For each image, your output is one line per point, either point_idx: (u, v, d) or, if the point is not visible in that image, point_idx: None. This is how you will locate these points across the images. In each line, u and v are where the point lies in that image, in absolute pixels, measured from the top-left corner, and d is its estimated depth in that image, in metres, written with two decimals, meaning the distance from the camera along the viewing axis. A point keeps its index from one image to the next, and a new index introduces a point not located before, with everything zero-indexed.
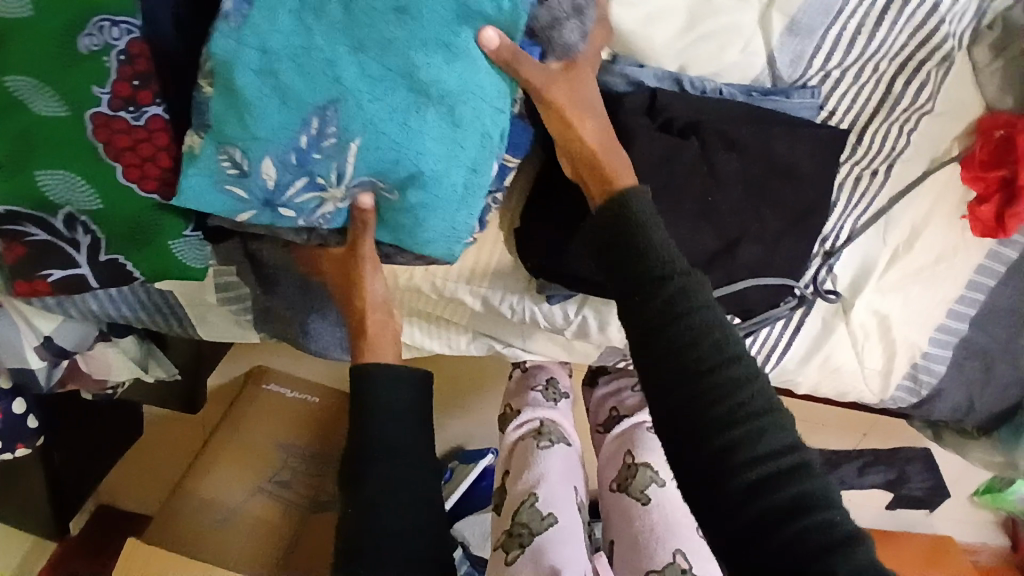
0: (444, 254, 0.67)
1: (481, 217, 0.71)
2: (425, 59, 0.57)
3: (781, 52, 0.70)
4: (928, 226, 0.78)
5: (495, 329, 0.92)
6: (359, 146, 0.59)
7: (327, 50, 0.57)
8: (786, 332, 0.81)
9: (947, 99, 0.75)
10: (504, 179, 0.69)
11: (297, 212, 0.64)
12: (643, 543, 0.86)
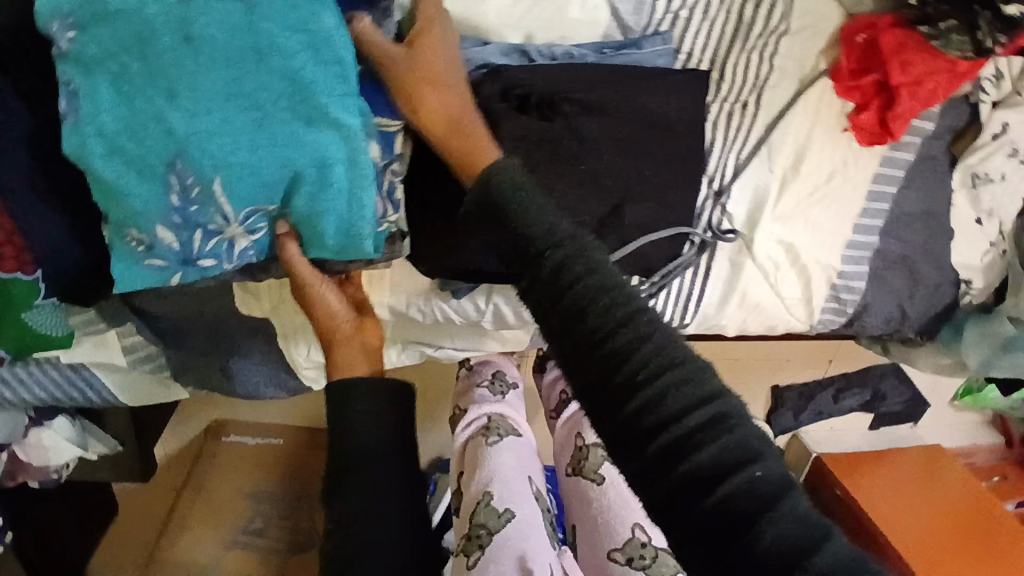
0: (372, 249, 0.61)
1: (392, 197, 0.63)
2: (245, 73, 0.53)
3: (621, 1, 0.69)
4: (813, 146, 0.77)
5: (421, 335, 0.90)
6: (223, 181, 0.55)
7: (149, 106, 0.52)
8: (697, 282, 0.81)
9: (802, 16, 0.74)
10: (393, 147, 0.62)
11: (219, 260, 0.59)
12: (606, 524, 0.84)
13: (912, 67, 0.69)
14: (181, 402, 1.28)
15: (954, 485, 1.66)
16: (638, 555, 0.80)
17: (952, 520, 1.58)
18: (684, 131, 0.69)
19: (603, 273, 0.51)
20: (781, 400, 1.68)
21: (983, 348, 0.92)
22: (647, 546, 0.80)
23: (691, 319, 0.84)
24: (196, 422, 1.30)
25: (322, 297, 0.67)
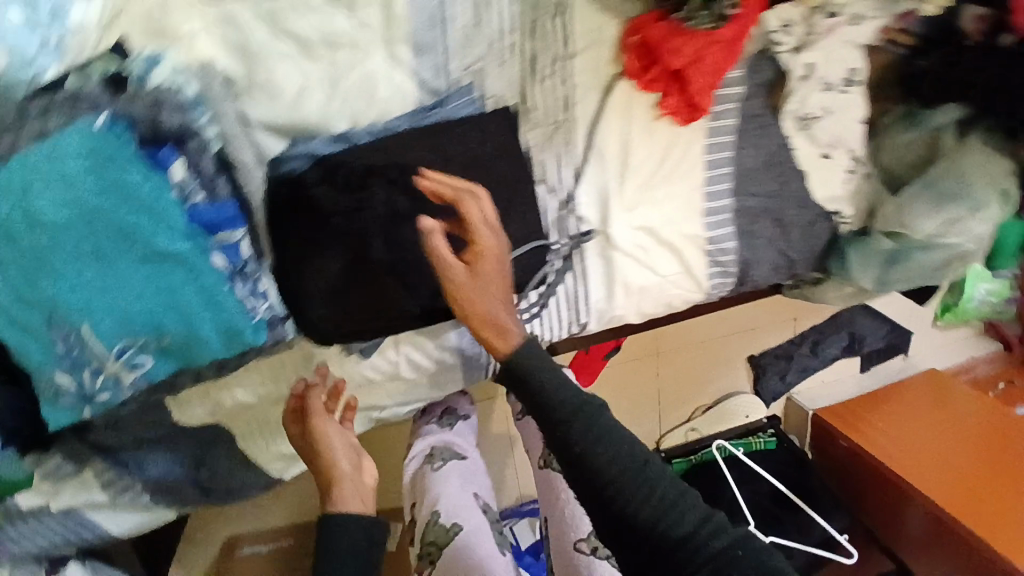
0: (251, 338, 0.70)
1: (256, 292, 0.70)
2: (80, 236, 0.60)
3: (420, 70, 0.75)
4: (633, 140, 0.85)
5: None
6: (93, 328, 0.64)
7: (13, 283, 0.61)
8: (579, 283, 0.91)
9: (584, 32, 0.79)
10: (240, 253, 0.68)
11: (117, 387, 0.69)
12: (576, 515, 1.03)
13: (679, 50, 0.75)
14: (190, 520, 1.34)
15: (962, 412, 1.64)
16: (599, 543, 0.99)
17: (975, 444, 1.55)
18: (496, 163, 0.79)
19: (606, 428, 0.67)
20: (761, 367, 1.73)
21: (872, 267, 0.94)
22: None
23: (585, 316, 0.93)
24: (209, 543, 1.35)
25: (323, 438, 0.78)
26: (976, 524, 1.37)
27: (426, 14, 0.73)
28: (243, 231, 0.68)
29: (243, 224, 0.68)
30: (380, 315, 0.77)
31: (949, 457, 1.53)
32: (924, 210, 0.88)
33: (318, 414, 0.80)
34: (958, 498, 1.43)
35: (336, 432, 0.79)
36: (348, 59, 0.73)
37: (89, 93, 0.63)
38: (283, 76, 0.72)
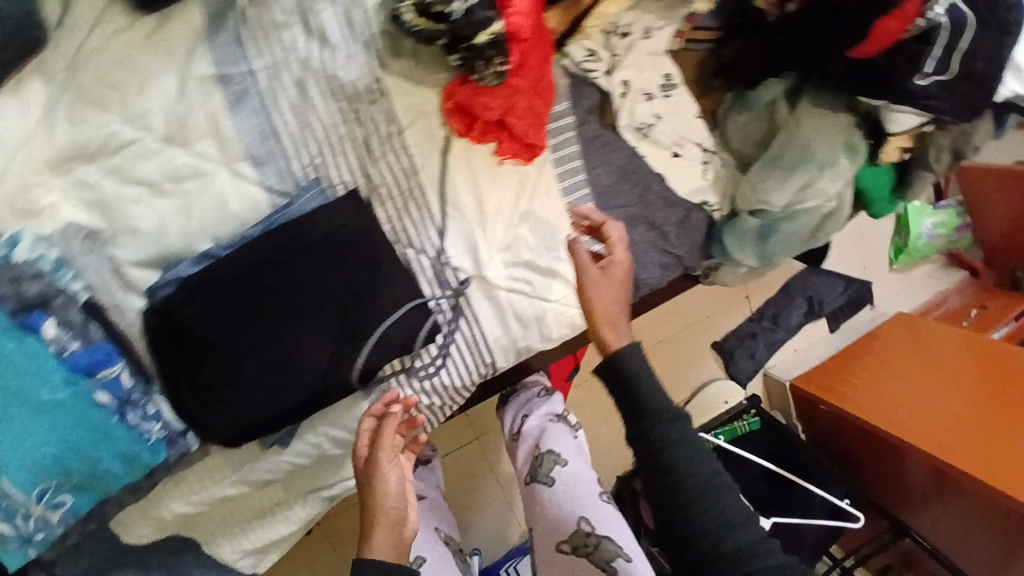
0: (150, 459, 0.77)
1: (149, 414, 0.78)
2: None
3: (264, 178, 0.82)
4: (485, 188, 0.90)
5: (309, 483, 1.04)
6: (9, 479, 0.69)
7: None
8: (475, 326, 0.95)
9: (405, 109, 0.85)
10: (124, 383, 0.76)
11: (47, 527, 0.74)
12: (557, 521, 1.20)
13: (490, 105, 0.80)
14: None
15: (941, 345, 1.59)
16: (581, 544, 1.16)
17: (956, 371, 1.52)
18: (358, 242, 0.84)
19: (688, 439, 0.78)
20: (728, 351, 1.75)
21: (747, 246, 0.97)
22: (587, 536, 1.16)
23: (490, 355, 0.97)
24: None
25: (381, 475, 0.81)
26: (962, 459, 1.32)
27: (255, 129, 0.80)
28: (122, 363, 0.76)
29: (121, 359, 0.76)
30: (278, 407, 0.82)
31: (930, 397, 1.49)
32: (776, 184, 0.90)
33: (384, 449, 0.82)
34: (943, 436, 1.39)
35: (395, 469, 0.82)
36: (196, 186, 0.80)
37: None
38: (141, 216, 0.79)
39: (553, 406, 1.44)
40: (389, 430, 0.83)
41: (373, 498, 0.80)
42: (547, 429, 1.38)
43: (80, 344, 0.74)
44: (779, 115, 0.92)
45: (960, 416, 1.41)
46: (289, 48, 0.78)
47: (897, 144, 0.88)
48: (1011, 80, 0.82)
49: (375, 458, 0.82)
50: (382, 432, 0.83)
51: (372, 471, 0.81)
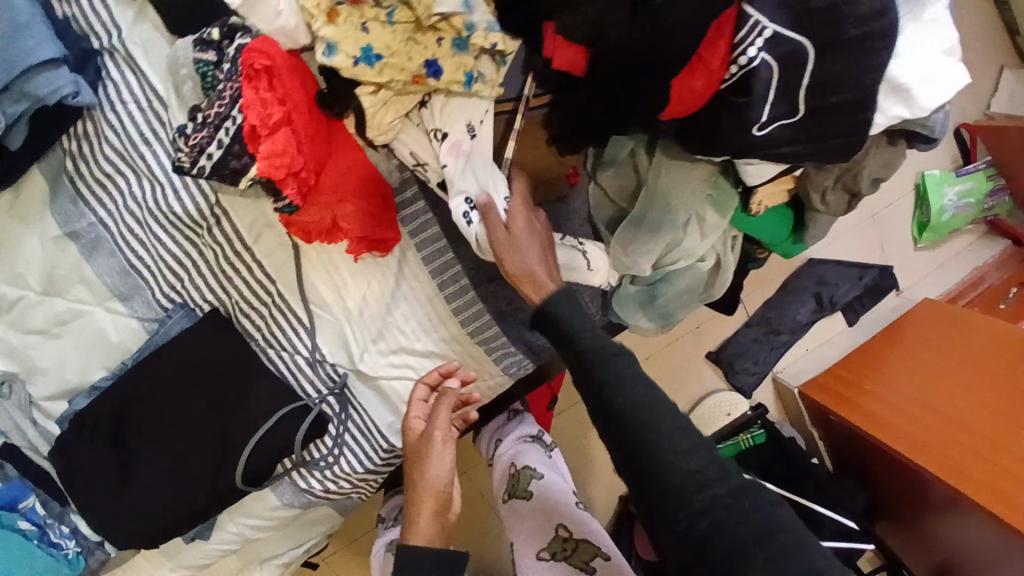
0: (69, 570, 0.87)
1: (65, 534, 0.88)
2: None
3: (135, 309, 0.89)
4: (345, 286, 0.91)
5: (262, 554, 1.10)
6: None
7: None
8: (365, 414, 0.96)
9: (247, 224, 0.86)
10: (42, 510, 0.88)
11: None
12: (534, 529, 1.12)
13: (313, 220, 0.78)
14: None
15: (970, 342, 1.41)
16: (559, 548, 1.07)
17: (983, 365, 1.35)
18: (224, 359, 0.89)
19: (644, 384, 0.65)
20: (726, 361, 1.60)
21: (635, 311, 0.90)
22: (565, 540, 1.08)
23: (384, 440, 0.97)
24: None
25: (431, 451, 0.88)
26: (969, 474, 1.22)
27: (116, 268, 0.86)
28: (38, 492, 0.88)
29: (34, 490, 0.87)
30: (169, 520, 0.88)
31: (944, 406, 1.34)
32: (643, 246, 0.82)
33: (440, 427, 0.88)
34: (961, 454, 1.26)
35: (448, 450, 0.89)
36: (78, 326, 0.88)
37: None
38: (40, 357, 0.88)
39: (529, 427, 1.30)
40: (446, 406, 0.90)
41: (426, 474, 0.87)
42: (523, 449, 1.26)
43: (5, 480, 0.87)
44: (641, 168, 0.82)
45: (977, 428, 1.27)
46: (127, 194, 0.83)
47: (769, 198, 0.78)
48: (891, 104, 0.65)
49: (431, 436, 0.89)
50: (439, 407, 0.90)
51: (427, 452, 0.88)
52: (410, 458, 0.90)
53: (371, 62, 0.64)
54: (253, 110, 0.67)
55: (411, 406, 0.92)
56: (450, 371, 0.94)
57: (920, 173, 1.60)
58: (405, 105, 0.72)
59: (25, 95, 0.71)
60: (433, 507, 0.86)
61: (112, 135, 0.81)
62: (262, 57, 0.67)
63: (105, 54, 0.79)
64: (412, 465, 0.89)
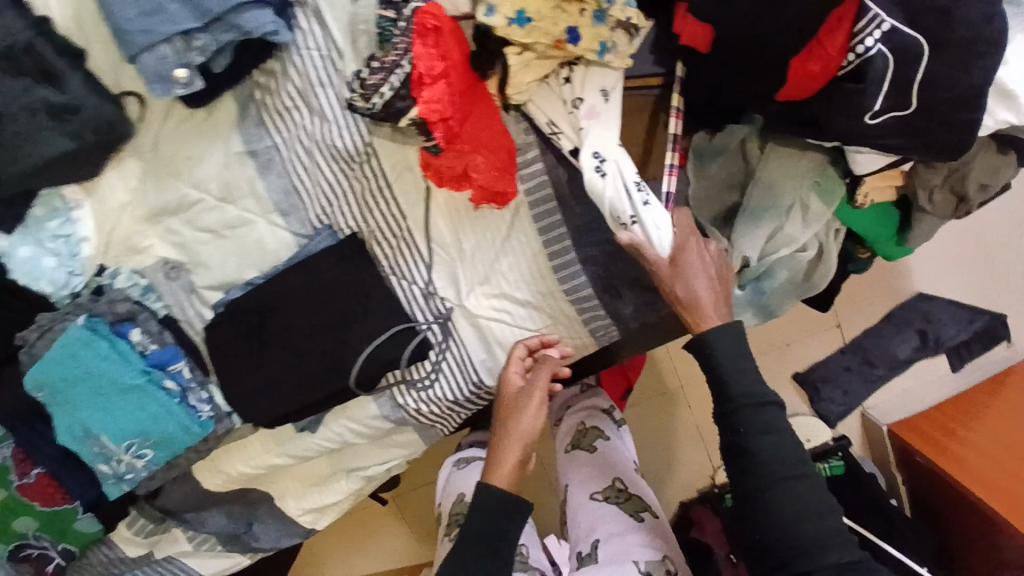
0: (200, 430, 1.02)
1: (199, 401, 1.03)
2: (90, 375, 0.97)
3: (290, 224, 1.05)
4: (463, 229, 1.04)
5: (353, 462, 1.27)
6: (106, 435, 0.99)
7: (67, 410, 0.98)
8: (463, 347, 1.09)
9: (391, 164, 1.01)
10: (186, 377, 1.02)
11: (140, 468, 1.04)
12: (589, 474, 1.22)
13: (450, 166, 0.91)
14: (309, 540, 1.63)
15: None
16: (613, 495, 1.18)
17: None
18: (354, 277, 1.04)
19: (775, 427, 0.78)
20: (812, 385, 1.56)
21: (749, 308, 0.92)
22: (620, 490, 1.18)
23: (477, 374, 1.10)
24: (330, 551, 1.64)
25: (524, 404, 1.02)
26: (987, 484, 1.30)
27: (283, 189, 1.03)
28: (185, 362, 1.03)
29: (183, 358, 1.02)
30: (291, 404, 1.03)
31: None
32: (749, 230, 0.86)
33: (539, 388, 1.02)
34: (996, 473, 1.30)
35: (537, 408, 1.02)
36: (244, 232, 1.05)
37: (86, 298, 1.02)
38: (208, 254, 1.06)
39: (602, 399, 1.35)
40: (545, 374, 1.02)
41: (516, 426, 1.02)
42: (594, 415, 1.32)
43: (162, 346, 1.01)
44: (751, 153, 0.87)
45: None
46: (300, 126, 0.99)
47: (876, 186, 0.81)
48: (1000, 109, 0.68)
49: (530, 394, 1.02)
50: (541, 373, 1.02)
51: (522, 407, 1.02)
52: (505, 406, 1.03)
53: (521, 25, 0.74)
54: (421, 60, 0.81)
55: (512, 363, 1.03)
56: (550, 342, 1.05)
57: None
58: (544, 68, 0.84)
59: (233, 26, 0.85)
60: (519, 449, 1.01)
61: (295, 74, 0.95)
62: (433, 18, 0.80)
63: (298, 6, 0.92)
64: (506, 411, 1.03)
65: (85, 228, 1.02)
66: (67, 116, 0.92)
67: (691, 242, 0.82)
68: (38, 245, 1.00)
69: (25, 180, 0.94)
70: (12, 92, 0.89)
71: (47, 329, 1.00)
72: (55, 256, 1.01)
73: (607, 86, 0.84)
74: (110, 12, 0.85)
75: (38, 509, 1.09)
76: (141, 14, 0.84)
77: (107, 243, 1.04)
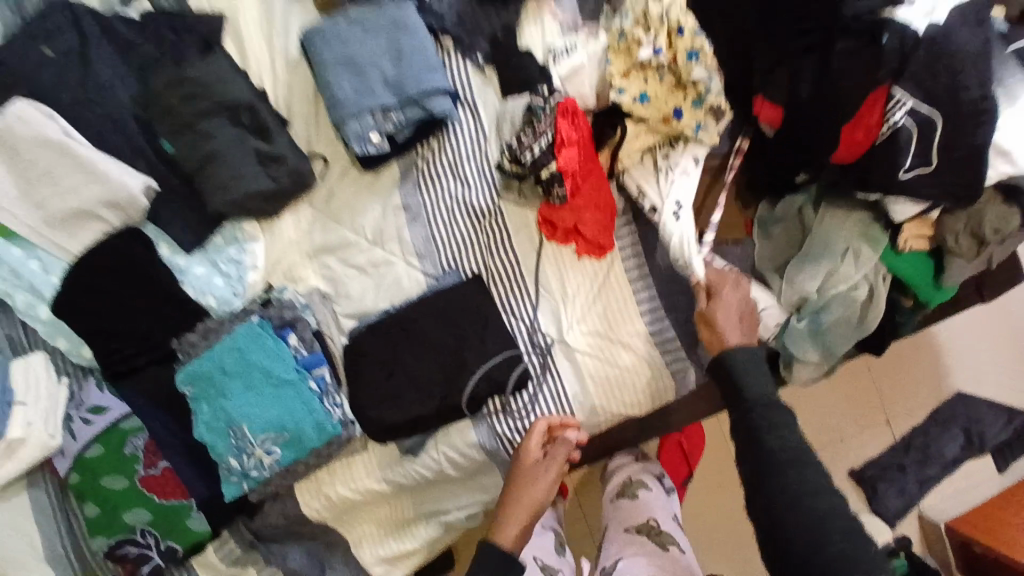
0: (332, 429, 1.15)
1: (332, 403, 1.18)
2: (250, 370, 1.14)
3: (424, 265, 1.26)
4: (567, 275, 1.24)
5: (435, 505, 1.29)
6: (248, 426, 1.13)
7: (219, 402, 1.14)
8: (559, 381, 1.22)
9: (513, 222, 1.25)
10: (325, 380, 1.18)
11: (266, 465, 1.15)
12: (626, 513, 1.30)
13: (564, 219, 1.16)
14: None
15: None
16: (644, 529, 1.26)
17: None
18: (473, 307, 1.21)
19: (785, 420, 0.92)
20: (871, 483, 1.50)
21: (806, 343, 1.09)
22: (652, 527, 1.26)
23: (571, 407, 1.22)
24: None
25: (536, 475, 1.16)
26: None
27: (425, 238, 1.26)
28: (325, 367, 1.19)
29: (326, 364, 1.19)
30: (410, 411, 1.17)
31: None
32: (810, 269, 1.08)
33: (554, 465, 1.16)
34: None
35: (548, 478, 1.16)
36: (386, 269, 1.26)
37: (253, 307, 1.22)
38: (352, 287, 1.26)
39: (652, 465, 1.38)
40: (559, 456, 1.17)
41: (525, 494, 1.15)
42: (638, 467, 1.38)
43: (309, 353, 1.19)
44: (808, 216, 1.13)
45: None
46: (446, 189, 1.25)
47: (916, 234, 1.05)
48: (1001, 162, 0.96)
49: (546, 468, 1.16)
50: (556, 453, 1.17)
51: (536, 477, 1.16)
52: (519, 473, 1.17)
53: (642, 101, 1.10)
54: (565, 129, 1.12)
55: (533, 435, 1.18)
56: (571, 424, 1.20)
57: None
58: (649, 138, 1.14)
59: (421, 106, 1.20)
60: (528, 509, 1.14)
61: (449, 149, 1.25)
62: (572, 106, 1.14)
63: (461, 103, 1.25)
64: (522, 478, 1.16)
65: (254, 258, 1.25)
66: (272, 164, 1.20)
67: (725, 285, 1.08)
68: (211, 265, 1.24)
69: (227, 207, 1.20)
70: (236, 142, 1.18)
71: (211, 330, 1.20)
72: (224, 277, 1.24)
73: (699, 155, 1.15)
74: (331, 90, 1.20)
75: (153, 502, 1.16)
76: (355, 92, 1.18)
77: (271, 270, 1.26)
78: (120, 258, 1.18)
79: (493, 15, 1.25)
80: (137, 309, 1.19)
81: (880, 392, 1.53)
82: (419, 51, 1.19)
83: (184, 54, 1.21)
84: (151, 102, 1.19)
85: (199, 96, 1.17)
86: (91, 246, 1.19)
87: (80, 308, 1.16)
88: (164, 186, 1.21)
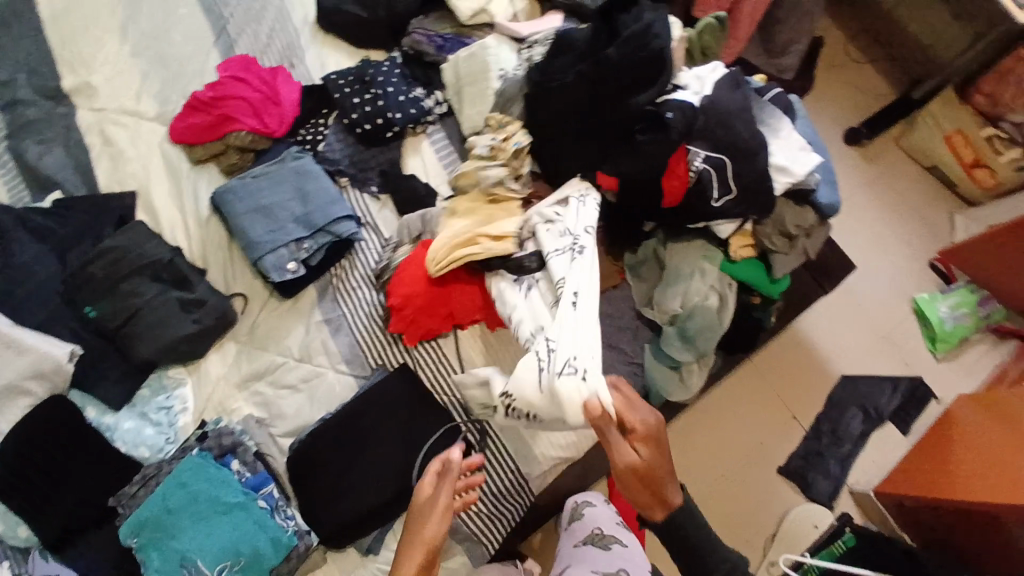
0: (288, 540, 1.18)
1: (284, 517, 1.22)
2: (196, 503, 1.17)
3: (353, 369, 1.35)
4: (486, 347, 1.36)
5: None
6: (201, 560, 1.14)
7: (168, 544, 1.15)
8: (498, 442, 1.32)
9: None
10: (274, 498, 1.23)
11: None
12: (574, 533, 1.34)
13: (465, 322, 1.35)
14: None
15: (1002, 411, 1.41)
16: (591, 539, 1.30)
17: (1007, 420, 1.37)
18: (405, 393, 1.30)
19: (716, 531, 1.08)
20: (799, 475, 1.68)
21: (683, 351, 1.30)
22: (598, 535, 1.30)
23: (512, 463, 1.32)
24: None
25: (430, 503, 1.07)
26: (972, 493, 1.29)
27: (349, 345, 1.37)
28: (271, 484, 1.24)
29: (272, 482, 1.25)
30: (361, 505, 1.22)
31: (995, 445, 1.34)
32: (665, 292, 1.31)
33: (445, 491, 1.08)
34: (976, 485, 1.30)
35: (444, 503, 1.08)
36: (317, 381, 1.34)
37: (191, 443, 1.26)
38: (286, 406, 1.32)
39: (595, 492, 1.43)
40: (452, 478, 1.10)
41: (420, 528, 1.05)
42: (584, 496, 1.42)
43: (253, 475, 1.24)
44: (660, 253, 1.36)
45: (997, 462, 1.29)
46: (362, 297, 1.39)
47: (740, 243, 1.31)
48: (781, 177, 1.25)
49: (438, 500, 1.08)
50: (448, 477, 1.10)
51: (428, 511, 1.06)
52: (414, 511, 1.08)
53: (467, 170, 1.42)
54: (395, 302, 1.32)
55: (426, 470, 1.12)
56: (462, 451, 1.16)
57: (912, 298, 1.87)
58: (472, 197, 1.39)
59: (329, 233, 1.38)
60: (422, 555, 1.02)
61: (358, 264, 1.42)
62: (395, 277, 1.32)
63: (366, 227, 1.45)
64: (412, 520, 1.06)
65: (184, 401, 1.30)
66: (194, 308, 1.31)
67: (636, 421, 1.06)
68: (141, 417, 1.28)
69: (156, 356, 1.27)
70: (159, 296, 1.30)
71: (150, 477, 1.22)
72: (154, 425, 1.28)
73: (590, 231, 1.26)
74: (246, 234, 1.36)
75: None
76: (267, 232, 1.35)
77: (203, 408, 1.31)
78: (48, 427, 1.20)
79: (378, 153, 1.49)
80: (72, 474, 1.20)
81: (779, 396, 1.76)
82: (321, 189, 1.40)
83: (105, 230, 1.35)
84: (75, 277, 1.30)
85: (120, 262, 1.30)
86: (15, 422, 1.20)
87: (12, 486, 1.17)
88: (92, 349, 1.28)
